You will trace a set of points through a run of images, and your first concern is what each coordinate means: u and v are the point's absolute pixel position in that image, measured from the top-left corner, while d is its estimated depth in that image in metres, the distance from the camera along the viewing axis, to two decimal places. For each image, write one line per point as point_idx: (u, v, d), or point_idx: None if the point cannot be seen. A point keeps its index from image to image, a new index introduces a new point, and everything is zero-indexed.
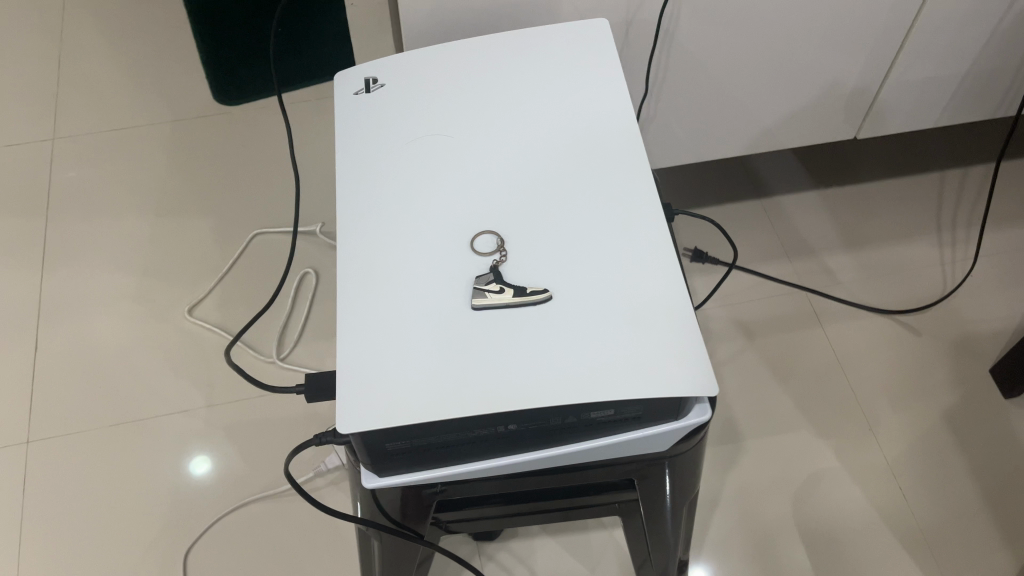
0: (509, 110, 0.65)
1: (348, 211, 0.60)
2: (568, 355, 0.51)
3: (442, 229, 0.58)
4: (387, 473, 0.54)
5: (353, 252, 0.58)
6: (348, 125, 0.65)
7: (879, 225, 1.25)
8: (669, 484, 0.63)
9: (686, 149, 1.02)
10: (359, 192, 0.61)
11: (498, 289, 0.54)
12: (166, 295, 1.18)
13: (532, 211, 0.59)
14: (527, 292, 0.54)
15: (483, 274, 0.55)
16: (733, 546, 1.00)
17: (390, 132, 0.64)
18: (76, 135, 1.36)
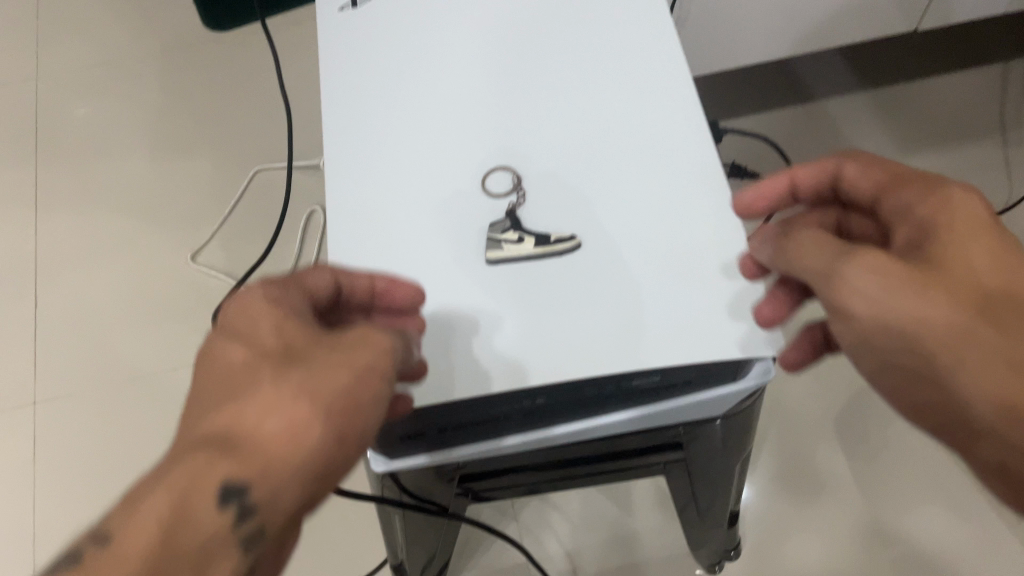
0: (520, 18, 0.56)
1: (337, 149, 0.51)
2: (602, 313, 0.43)
3: (447, 166, 0.50)
4: (398, 458, 0.47)
5: (343, 196, 0.49)
6: (332, 49, 0.56)
7: (936, 127, 1.14)
8: (720, 441, 0.56)
9: (723, 52, 0.90)
10: (350, 126, 0.52)
11: (516, 238, 0.46)
12: (167, 241, 1.11)
13: (555, 138, 0.50)
14: (552, 240, 0.46)
15: (498, 220, 0.47)
16: (782, 483, 0.93)
17: (382, 54, 0.55)
18: (60, 72, 1.27)
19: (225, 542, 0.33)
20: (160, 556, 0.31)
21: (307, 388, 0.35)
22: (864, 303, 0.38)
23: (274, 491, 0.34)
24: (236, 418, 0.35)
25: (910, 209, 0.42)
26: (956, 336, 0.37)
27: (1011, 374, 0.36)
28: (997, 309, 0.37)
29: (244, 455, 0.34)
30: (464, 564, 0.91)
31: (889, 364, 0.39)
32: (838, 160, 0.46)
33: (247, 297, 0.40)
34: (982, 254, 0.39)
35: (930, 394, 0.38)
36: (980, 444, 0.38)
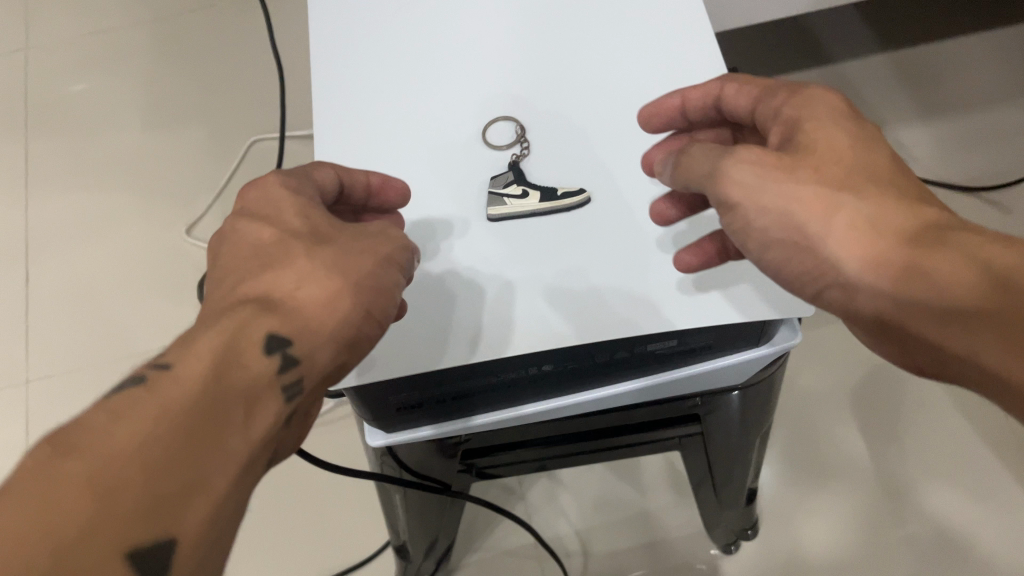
0: None
1: (333, 94, 0.51)
2: (608, 268, 0.42)
3: (447, 118, 0.49)
4: (394, 430, 0.45)
5: (337, 141, 0.48)
6: (327, 8, 0.55)
7: (957, 90, 1.09)
8: (740, 415, 0.53)
9: (738, 7, 0.86)
10: (346, 74, 0.52)
11: (520, 192, 0.44)
12: (162, 215, 1.08)
13: (557, 88, 0.49)
14: (559, 195, 0.44)
15: (501, 174, 0.45)
16: (799, 459, 0.90)
17: (381, 15, 0.55)
18: (51, 42, 1.23)
19: (270, 387, 0.35)
20: (214, 382, 0.33)
21: (336, 263, 0.38)
22: (739, 191, 0.39)
23: (312, 348, 0.36)
24: (274, 283, 0.37)
25: (780, 116, 0.42)
26: (827, 206, 0.38)
27: (881, 233, 0.37)
28: (860, 180, 0.38)
29: (284, 315, 0.36)
30: (470, 545, 0.88)
31: (775, 257, 0.40)
32: (721, 82, 0.44)
33: (268, 182, 0.41)
34: (844, 135, 0.40)
35: (807, 270, 0.39)
36: (867, 309, 0.38)
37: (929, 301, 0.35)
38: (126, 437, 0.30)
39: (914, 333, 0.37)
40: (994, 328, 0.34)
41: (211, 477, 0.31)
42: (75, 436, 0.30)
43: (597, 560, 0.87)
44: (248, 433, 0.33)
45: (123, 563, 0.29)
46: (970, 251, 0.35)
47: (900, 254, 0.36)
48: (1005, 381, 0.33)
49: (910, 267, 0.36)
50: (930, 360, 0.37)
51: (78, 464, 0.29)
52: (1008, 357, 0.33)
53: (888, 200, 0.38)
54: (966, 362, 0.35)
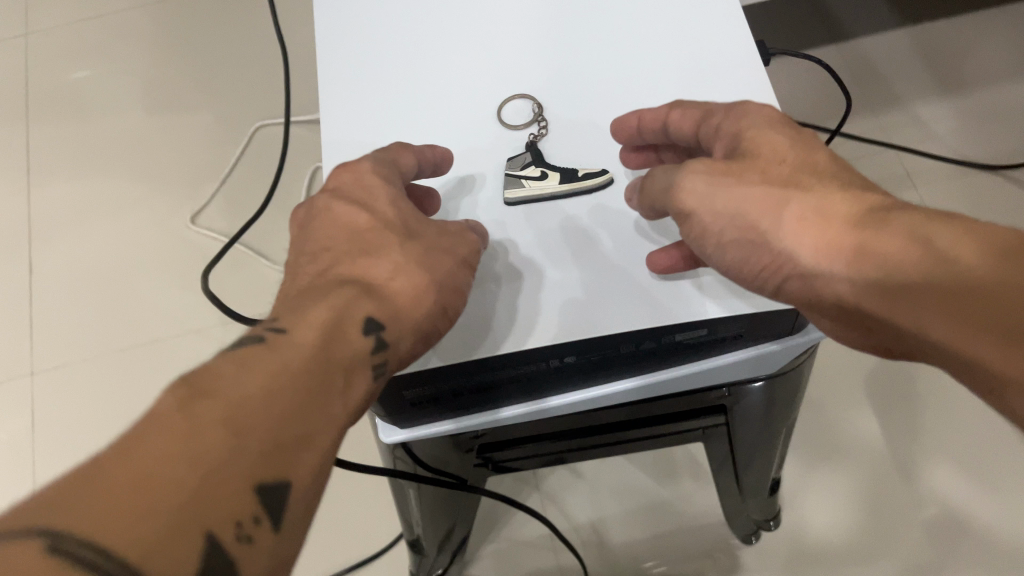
0: None
1: (346, 69, 0.51)
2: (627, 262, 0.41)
3: (461, 93, 0.49)
4: (407, 425, 0.43)
5: (347, 116, 0.49)
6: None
7: (978, 65, 1.06)
8: (766, 407, 0.52)
9: None
10: (358, 48, 0.52)
11: (539, 174, 0.44)
12: (165, 203, 1.06)
13: (571, 67, 0.49)
14: (580, 175, 0.44)
15: (518, 155, 0.45)
16: (820, 447, 0.88)
17: None
18: (51, 27, 1.21)
19: (366, 362, 0.35)
20: (322, 352, 0.34)
21: (424, 258, 0.38)
22: (693, 198, 0.39)
23: (402, 332, 0.36)
24: (369, 269, 0.38)
25: (722, 132, 0.41)
26: (775, 203, 0.38)
27: (828, 219, 0.37)
28: (805, 177, 0.38)
29: (379, 299, 0.37)
30: (485, 537, 0.87)
31: (732, 258, 0.39)
32: (668, 107, 0.43)
33: (362, 165, 0.41)
34: (783, 137, 0.40)
35: (761, 266, 0.38)
36: (828, 296, 0.37)
37: (883, 277, 0.35)
38: (255, 389, 0.31)
39: (874, 315, 0.35)
40: (941, 296, 0.33)
41: (319, 435, 0.32)
42: (206, 380, 0.30)
43: (614, 552, 0.85)
44: (347, 403, 0.34)
45: (253, 497, 0.29)
46: (911, 228, 0.35)
47: (850, 238, 0.36)
48: (960, 352, 0.32)
49: (859, 248, 0.35)
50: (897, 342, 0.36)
51: (213, 405, 0.29)
52: (959, 327, 0.32)
53: (832, 189, 0.37)
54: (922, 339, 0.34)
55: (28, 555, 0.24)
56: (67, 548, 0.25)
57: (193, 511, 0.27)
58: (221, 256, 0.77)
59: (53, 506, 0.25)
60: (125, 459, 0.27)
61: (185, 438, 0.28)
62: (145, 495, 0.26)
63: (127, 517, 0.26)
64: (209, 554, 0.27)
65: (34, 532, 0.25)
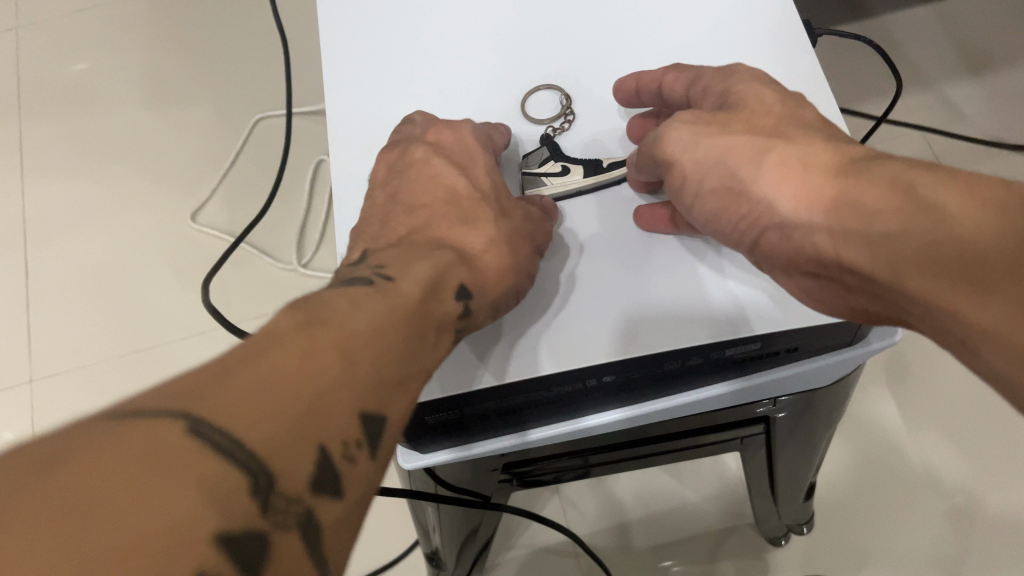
0: None
1: (353, 60, 0.48)
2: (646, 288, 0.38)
3: (488, 77, 0.46)
4: (430, 450, 0.40)
5: (355, 110, 0.46)
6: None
7: (1007, 41, 1.02)
8: (811, 418, 0.49)
9: None
10: (365, 38, 0.49)
11: (560, 169, 0.43)
12: (164, 200, 1.02)
13: (594, 58, 0.46)
14: (604, 167, 0.42)
15: (536, 150, 0.44)
16: (848, 442, 0.84)
17: None
18: (42, 20, 1.16)
19: (451, 323, 0.33)
20: (421, 305, 0.32)
21: (509, 237, 0.38)
22: (677, 146, 0.37)
23: (484, 302, 0.35)
24: (461, 238, 0.38)
25: (709, 93, 0.39)
26: (756, 152, 0.35)
27: (811, 171, 0.34)
28: (790, 128, 0.36)
29: (471, 266, 0.36)
30: (504, 547, 0.83)
31: (709, 209, 0.37)
32: (665, 70, 0.42)
33: (464, 128, 0.42)
34: (771, 91, 0.38)
35: (739, 218, 0.35)
36: (806, 249, 0.34)
37: (857, 227, 0.31)
38: (369, 328, 0.29)
39: (851, 269, 0.32)
40: (919, 245, 0.30)
41: (413, 382, 0.30)
42: (321, 310, 0.29)
43: (639, 557, 0.82)
44: (434, 357, 0.32)
45: (357, 423, 0.26)
46: (894, 178, 0.32)
47: (832, 188, 0.33)
48: (937, 305, 0.29)
49: (841, 198, 0.32)
50: (877, 302, 0.33)
51: (328, 334, 0.27)
52: (936, 278, 0.29)
53: (817, 142, 0.35)
54: (898, 292, 0.30)
55: (166, 435, 0.22)
56: (205, 433, 0.22)
57: (309, 422, 0.25)
58: (226, 256, 0.74)
59: (186, 395, 0.23)
60: (259, 359, 0.25)
61: (306, 356, 0.26)
62: (271, 398, 0.24)
63: (253, 415, 0.23)
64: (321, 468, 0.25)
65: (173, 414, 0.22)
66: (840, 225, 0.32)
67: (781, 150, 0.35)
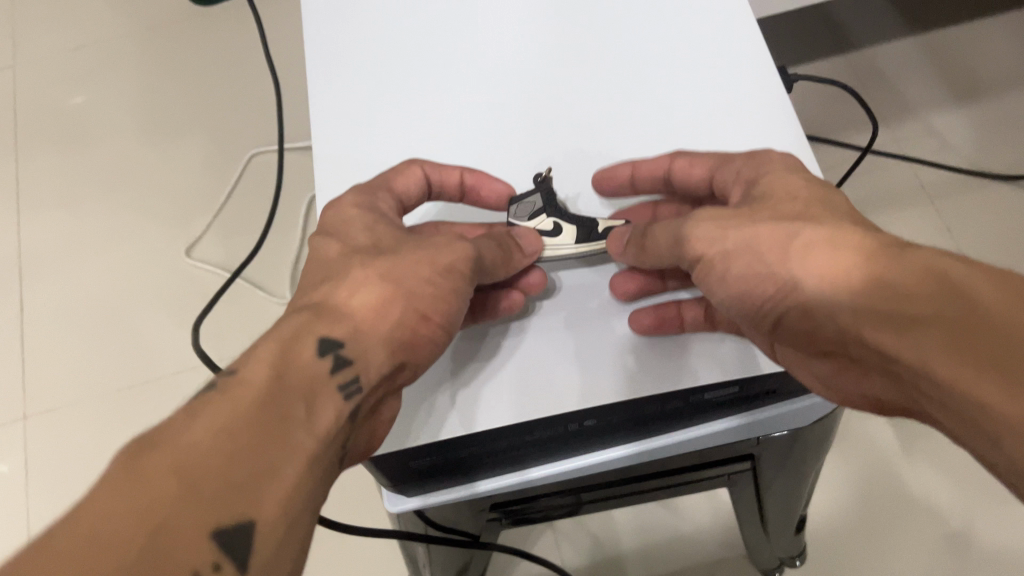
0: None
1: (337, 98, 0.49)
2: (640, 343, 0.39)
3: (474, 124, 0.47)
4: (414, 492, 0.42)
5: (341, 148, 0.47)
6: (326, 11, 0.53)
7: (991, 72, 1.03)
8: (794, 457, 0.50)
9: None
10: (349, 76, 0.50)
11: (552, 227, 0.42)
12: (160, 236, 1.03)
13: (568, 98, 0.47)
14: (599, 232, 0.42)
15: (527, 195, 0.43)
16: (843, 473, 0.84)
17: (383, 21, 0.52)
18: (39, 55, 1.18)
19: (329, 383, 0.34)
20: (275, 381, 0.32)
21: (396, 273, 0.38)
22: (704, 243, 0.38)
23: (365, 350, 0.35)
24: (329, 291, 0.37)
25: (740, 177, 0.41)
26: (785, 238, 0.36)
27: (841, 250, 0.34)
28: (818, 211, 0.37)
29: (338, 319, 0.36)
30: None
31: (733, 293, 0.37)
32: (670, 155, 0.43)
33: (342, 200, 0.41)
34: (797, 179, 0.39)
35: (767, 297, 0.36)
36: (828, 324, 0.35)
37: (885, 309, 0.32)
38: (204, 437, 0.29)
39: (867, 345, 0.33)
40: (951, 327, 0.30)
41: (283, 467, 0.30)
42: (158, 434, 0.29)
43: None
44: (310, 429, 0.32)
45: (211, 542, 0.28)
46: (926, 262, 0.32)
47: (860, 267, 0.33)
48: (960, 390, 0.29)
49: (870, 278, 0.33)
50: (896, 383, 0.34)
51: (161, 461, 0.28)
52: (964, 361, 0.29)
53: (845, 224, 0.35)
54: (919, 374, 0.31)
55: None
56: None
57: (149, 566, 0.26)
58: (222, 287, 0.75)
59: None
60: (83, 521, 0.26)
61: (134, 501, 0.27)
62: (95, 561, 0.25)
63: None
64: None
65: None
66: (868, 306, 0.33)
67: (813, 227, 0.35)
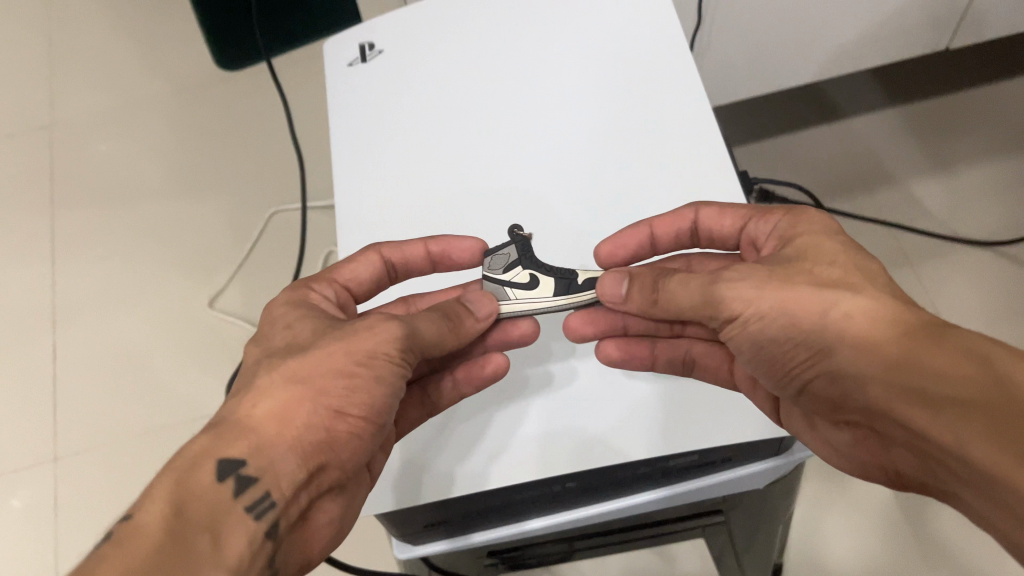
0: (529, 80, 0.60)
1: (357, 199, 0.57)
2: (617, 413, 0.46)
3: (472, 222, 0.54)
4: (422, 541, 0.50)
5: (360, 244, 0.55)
6: (353, 119, 0.61)
7: (969, 143, 1.10)
8: (764, 515, 0.56)
9: (746, 59, 0.89)
10: (371, 177, 0.58)
11: (528, 279, 0.49)
12: (184, 288, 1.10)
13: (557, 198, 0.54)
14: (574, 285, 0.49)
15: (504, 250, 0.49)
16: (830, 518, 0.89)
17: (403, 126, 0.59)
18: (77, 115, 1.26)
19: (236, 508, 0.37)
20: (177, 515, 0.35)
21: (305, 372, 0.41)
22: (740, 302, 0.42)
23: (273, 462, 0.39)
24: (233, 406, 0.41)
25: (773, 233, 0.47)
26: (824, 304, 0.40)
27: (880, 322, 0.39)
28: (857, 278, 0.41)
29: (242, 431, 0.40)
30: None
31: (763, 353, 0.43)
32: (695, 207, 0.49)
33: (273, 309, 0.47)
34: (834, 243, 0.44)
35: (802, 359, 0.42)
36: (861, 396, 0.40)
37: (921, 389, 0.37)
38: None
39: (900, 421, 0.38)
40: (982, 413, 0.35)
41: None
42: None
43: None
44: (221, 561, 0.35)
45: None
46: (968, 346, 0.37)
47: (899, 342, 0.38)
48: (997, 475, 0.33)
49: (908, 356, 0.38)
50: (918, 458, 0.39)
51: None
52: (997, 449, 0.33)
53: (882, 297, 0.40)
54: (953, 452, 0.35)
55: None
56: None
57: None
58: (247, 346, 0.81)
59: None
60: None
61: None
62: None
63: None
64: None
65: None
66: (903, 385, 0.38)
67: (859, 297, 0.40)
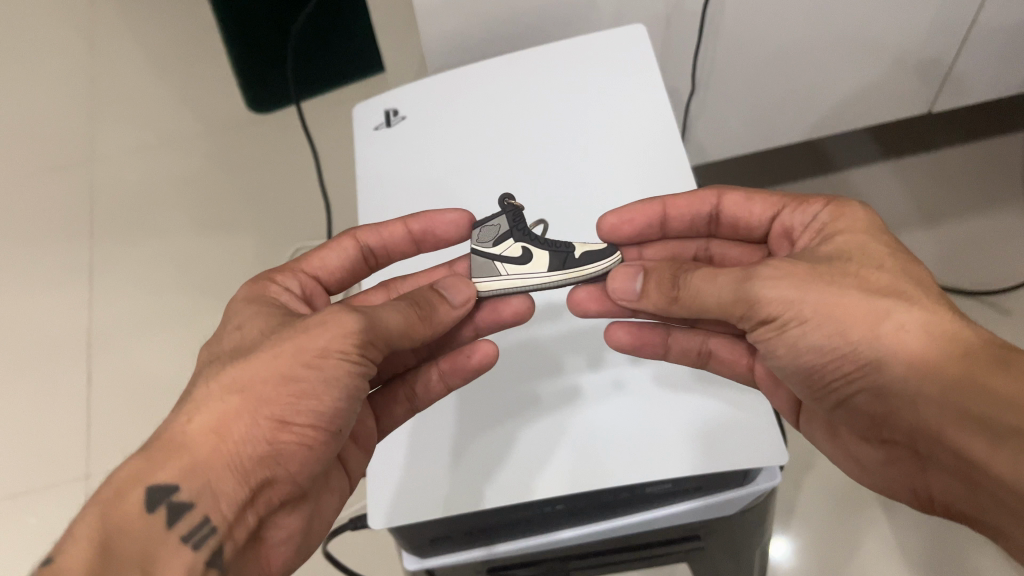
0: (539, 144, 0.67)
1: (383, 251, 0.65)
2: (614, 437, 0.52)
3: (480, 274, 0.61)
4: (429, 554, 0.56)
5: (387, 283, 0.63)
6: (379, 176, 0.68)
7: (959, 195, 1.16)
8: (742, 540, 0.62)
9: (739, 117, 0.96)
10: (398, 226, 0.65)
11: (522, 254, 0.57)
12: (210, 317, 1.16)
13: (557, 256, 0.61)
14: (568, 262, 0.56)
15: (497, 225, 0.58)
16: (820, 554, 0.93)
17: (424, 183, 0.66)
18: (116, 154, 1.34)
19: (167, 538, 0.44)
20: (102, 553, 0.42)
21: (243, 382, 0.46)
22: (779, 304, 0.47)
23: (207, 482, 0.45)
24: (171, 422, 0.46)
25: (809, 225, 0.54)
26: (878, 315, 0.46)
27: (933, 336, 0.45)
28: (905, 285, 0.47)
29: (173, 452, 0.45)
30: None
31: (801, 362, 0.49)
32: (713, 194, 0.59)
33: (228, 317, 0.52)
34: (880, 245, 0.49)
35: (846, 369, 0.48)
36: (909, 416, 0.47)
37: (971, 412, 0.43)
38: None
39: (949, 445, 0.45)
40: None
41: None
42: None
43: None
44: None
45: None
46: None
47: (955, 359, 0.44)
48: None
49: (965, 379, 0.44)
50: (963, 480, 0.46)
51: None
52: None
53: (930, 308, 0.46)
54: (1006, 479, 0.42)
55: None
56: None
57: None
58: None
59: None
60: None
61: None
62: None
63: None
64: None
65: None
66: (954, 412, 0.44)
67: (918, 313, 0.46)
